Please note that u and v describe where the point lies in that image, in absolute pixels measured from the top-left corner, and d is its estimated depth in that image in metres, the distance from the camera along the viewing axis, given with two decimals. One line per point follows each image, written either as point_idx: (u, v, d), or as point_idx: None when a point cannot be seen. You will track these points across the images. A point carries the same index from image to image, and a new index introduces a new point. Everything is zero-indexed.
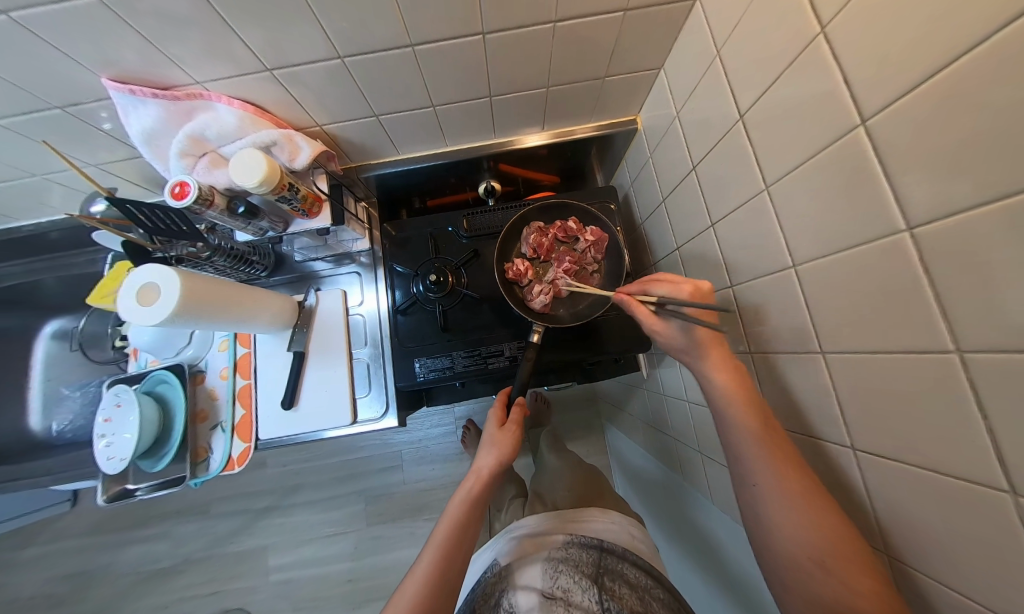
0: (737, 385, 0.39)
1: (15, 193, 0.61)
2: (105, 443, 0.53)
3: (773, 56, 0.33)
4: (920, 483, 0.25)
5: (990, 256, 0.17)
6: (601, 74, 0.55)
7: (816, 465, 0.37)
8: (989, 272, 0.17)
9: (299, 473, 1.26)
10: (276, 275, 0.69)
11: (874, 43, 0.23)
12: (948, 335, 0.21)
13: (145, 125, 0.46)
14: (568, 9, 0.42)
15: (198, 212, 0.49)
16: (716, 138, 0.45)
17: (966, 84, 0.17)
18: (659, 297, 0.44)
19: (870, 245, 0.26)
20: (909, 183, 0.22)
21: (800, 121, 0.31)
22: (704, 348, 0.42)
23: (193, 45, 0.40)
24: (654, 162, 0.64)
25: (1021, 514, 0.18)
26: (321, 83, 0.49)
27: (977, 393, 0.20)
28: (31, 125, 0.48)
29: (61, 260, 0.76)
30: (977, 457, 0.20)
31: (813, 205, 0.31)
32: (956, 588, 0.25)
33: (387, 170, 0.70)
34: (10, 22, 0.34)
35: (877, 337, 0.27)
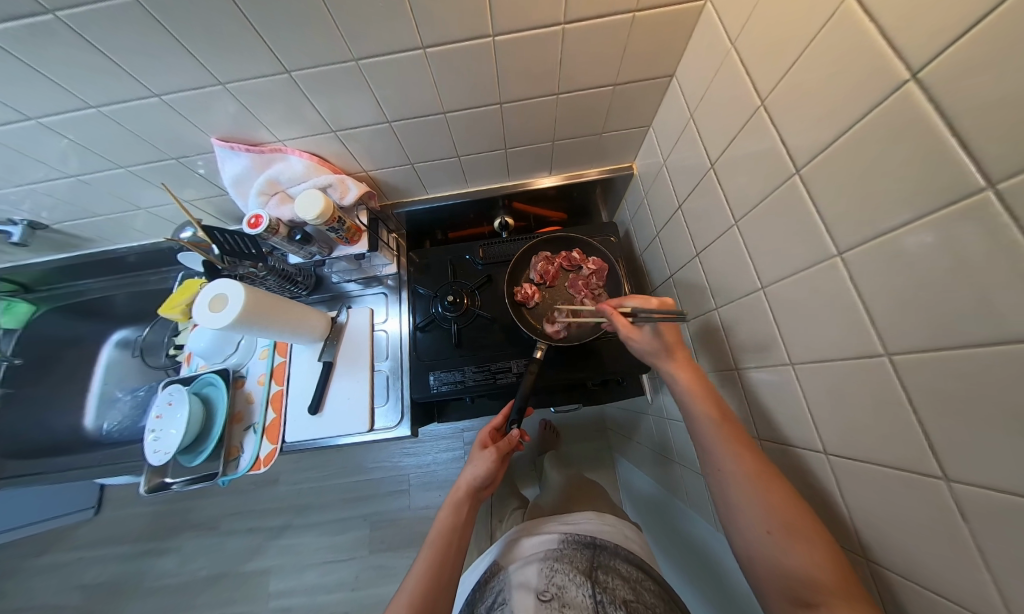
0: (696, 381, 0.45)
1: (116, 221, 0.75)
2: (154, 437, 0.60)
3: (732, 120, 0.41)
4: (879, 479, 0.28)
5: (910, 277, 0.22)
6: (597, 130, 0.65)
7: (795, 472, 0.39)
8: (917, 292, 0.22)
9: (309, 491, 1.28)
10: (315, 294, 0.78)
11: (803, 118, 0.30)
12: (880, 343, 0.26)
13: (236, 171, 0.59)
14: (568, 85, 0.53)
15: (265, 238, 0.60)
16: (695, 181, 0.52)
17: (867, 141, 0.24)
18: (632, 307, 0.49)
19: (815, 271, 0.31)
20: (838, 223, 0.28)
21: (754, 172, 0.39)
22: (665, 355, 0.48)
23: (281, 114, 0.53)
24: (648, 201, 0.72)
25: (953, 495, 0.22)
26: (369, 140, 0.61)
27: (907, 391, 0.24)
28: (150, 171, 0.63)
29: (138, 278, 0.90)
30: (916, 450, 0.24)
31: (771, 238, 0.37)
32: (919, 582, 0.26)
33: (415, 207, 0.81)
34: (161, 103, 0.49)
35: (833, 348, 0.31)
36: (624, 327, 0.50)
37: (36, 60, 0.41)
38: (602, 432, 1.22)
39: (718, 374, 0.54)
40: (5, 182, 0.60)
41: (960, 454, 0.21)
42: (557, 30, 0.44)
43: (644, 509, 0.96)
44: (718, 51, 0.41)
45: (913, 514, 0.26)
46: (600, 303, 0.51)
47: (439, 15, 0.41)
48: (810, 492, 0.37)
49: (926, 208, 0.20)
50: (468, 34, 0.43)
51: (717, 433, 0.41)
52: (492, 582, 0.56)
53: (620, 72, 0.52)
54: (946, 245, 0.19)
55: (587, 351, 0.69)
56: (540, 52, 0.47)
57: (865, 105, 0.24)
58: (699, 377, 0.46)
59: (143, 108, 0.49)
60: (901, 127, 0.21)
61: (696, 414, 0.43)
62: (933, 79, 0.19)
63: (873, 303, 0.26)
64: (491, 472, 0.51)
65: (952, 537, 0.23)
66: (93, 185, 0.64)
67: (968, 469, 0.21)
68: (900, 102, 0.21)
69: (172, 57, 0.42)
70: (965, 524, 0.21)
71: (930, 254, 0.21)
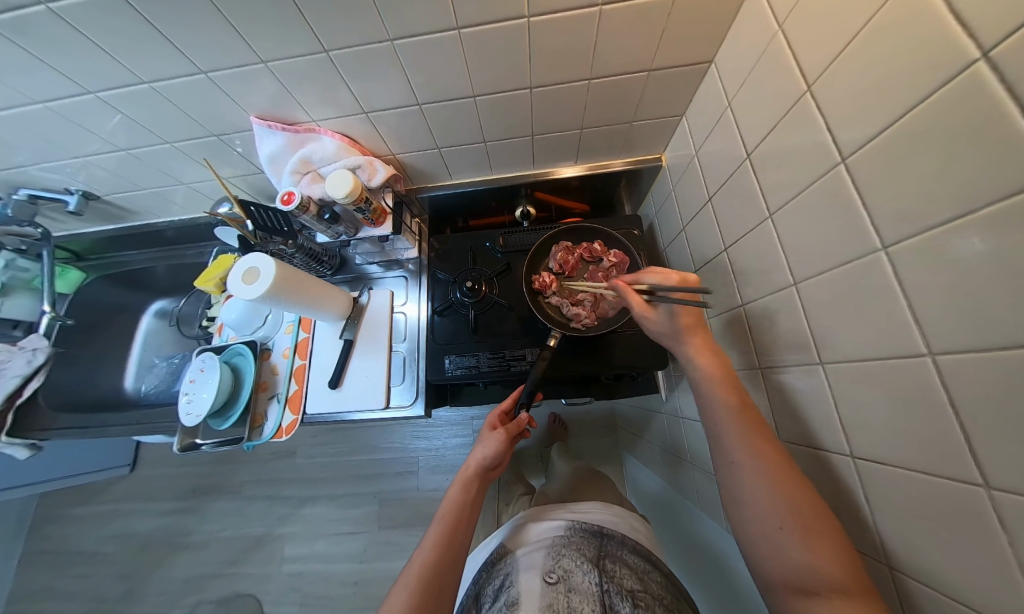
0: (719, 367, 0.44)
1: (159, 195, 0.80)
2: (188, 399, 0.64)
3: (774, 108, 0.39)
4: (910, 486, 0.27)
5: (971, 272, 0.21)
6: (627, 118, 0.63)
7: (816, 473, 0.38)
8: (967, 287, 0.21)
9: (323, 466, 1.33)
10: (339, 274, 0.80)
11: (854, 104, 0.29)
12: (922, 341, 0.25)
13: (272, 149, 0.62)
14: (601, 70, 0.53)
15: (296, 216, 0.63)
16: (728, 172, 0.51)
17: (927, 127, 0.23)
18: (651, 284, 0.48)
19: (857, 265, 0.30)
20: (885, 214, 0.27)
21: (795, 163, 0.37)
22: (682, 343, 0.47)
23: (316, 94, 0.55)
24: (676, 194, 0.70)
25: (995, 503, 0.21)
26: (398, 122, 0.61)
27: (949, 392, 0.23)
28: (193, 148, 0.66)
29: (177, 252, 0.96)
30: (955, 455, 0.23)
31: (808, 231, 0.36)
32: (947, 591, 0.26)
33: (439, 193, 0.82)
34: (206, 79, 0.51)
35: (868, 346, 0.30)
36: (638, 305, 0.48)
37: (98, 35, 0.44)
38: (611, 429, 1.22)
39: (739, 373, 0.53)
40: (63, 153, 0.65)
41: (1001, 460, 0.20)
42: (594, 12, 0.43)
43: (650, 507, 0.96)
44: (764, 35, 0.40)
45: (944, 521, 0.25)
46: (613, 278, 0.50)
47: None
48: (830, 495, 0.37)
49: (990, 197, 0.19)
50: (504, 14, 0.43)
51: (731, 413, 0.40)
52: (499, 566, 0.57)
53: (655, 56, 0.50)
54: (1005, 237, 0.18)
55: (604, 343, 0.68)
56: (575, 33, 0.46)
57: (926, 88, 0.23)
58: (721, 361, 0.44)
59: (190, 84, 0.52)
60: (965, 111, 0.20)
61: (713, 397, 0.42)
62: (1005, 58, 0.18)
63: (916, 298, 0.25)
64: (499, 453, 0.52)
65: (983, 545, 0.22)
66: (142, 159, 0.68)
67: (1013, 477, 0.20)
68: (964, 84, 0.20)
69: (218, 34, 0.44)
70: (1005, 540, 0.21)
71: (990, 245, 0.19)
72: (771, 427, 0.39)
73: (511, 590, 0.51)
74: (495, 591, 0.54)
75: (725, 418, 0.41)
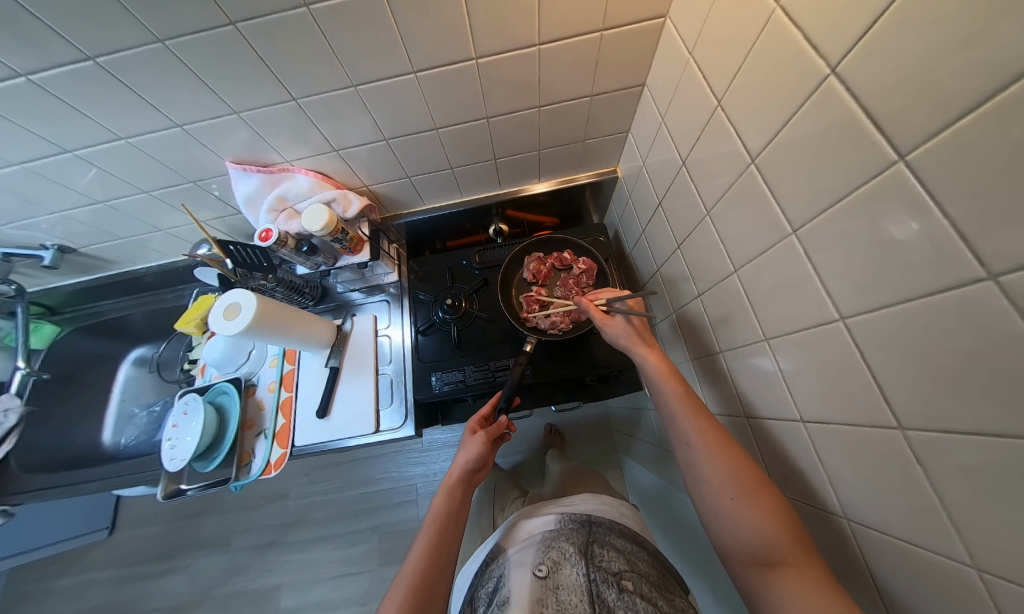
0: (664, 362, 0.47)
1: (134, 242, 0.80)
2: (171, 444, 0.62)
3: (696, 119, 0.45)
4: (846, 439, 0.30)
5: (864, 243, 0.24)
6: (581, 137, 0.69)
7: (776, 445, 0.41)
8: (863, 257, 0.25)
9: (317, 506, 1.28)
10: (321, 304, 0.81)
11: (751, 113, 0.34)
12: (833, 308, 0.28)
13: (247, 191, 0.65)
14: (548, 97, 0.58)
15: (275, 251, 0.65)
16: (671, 178, 0.55)
17: (805, 126, 0.28)
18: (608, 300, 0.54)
19: (776, 249, 0.34)
20: (788, 201, 0.31)
21: (716, 165, 0.42)
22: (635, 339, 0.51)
23: (287, 136, 0.58)
24: (633, 201, 0.75)
25: (908, 442, 0.24)
26: (368, 156, 0.65)
27: (861, 349, 0.26)
28: (171, 195, 0.68)
29: (155, 297, 0.96)
30: (873, 405, 0.26)
31: (736, 224, 0.40)
32: (892, 534, 0.27)
33: (414, 219, 0.85)
34: (181, 132, 0.55)
35: (795, 320, 0.34)
36: (600, 316, 0.53)
37: (71, 97, 0.46)
38: (607, 433, 1.22)
39: (705, 358, 0.56)
40: (40, 210, 0.67)
41: (907, 402, 0.23)
42: (534, 50, 0.49)
43: (648, 503, 0.96)
44: (680, 60, 0.46)
45: (879, 469, 0.27)
46: (577, 296, 0.55)
47: (426, 41, 0.46)
48: (788, 462, 0.39)
49: (861, 178, 0.23)
50: (454, 56, 0.48)
51: (674, 398, 0.44)
52: (493, 566, 0.56)
53: (595, 83, 0.56)
54: (879, 210, 0.22)
55: (582, 346, 0.71)
56: (521, 69, 0.52)
57: (799, 98, 0.28)
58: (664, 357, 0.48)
59: (166, 138, 0.55)
60: (832, 111, 0.25)
61: (664, 390, 0.45)
62: (846, 70, 0.23)
63: (826, 272, 0.28)
64: (482, 455, 0.53)
65: (907, 485, 0.25)
66: (119, 210, 0.70)
67: (916, 416, 0.23)
68: (827, 89, 0.25)
69: (189, 90, 0.48)
70: (922, 473, 0.23)
71: (875, 218, 0.23)
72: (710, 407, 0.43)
73: (503, 592, 0.50)
74: (490, 592, 0.53)
75: (676, 410, 0.43)
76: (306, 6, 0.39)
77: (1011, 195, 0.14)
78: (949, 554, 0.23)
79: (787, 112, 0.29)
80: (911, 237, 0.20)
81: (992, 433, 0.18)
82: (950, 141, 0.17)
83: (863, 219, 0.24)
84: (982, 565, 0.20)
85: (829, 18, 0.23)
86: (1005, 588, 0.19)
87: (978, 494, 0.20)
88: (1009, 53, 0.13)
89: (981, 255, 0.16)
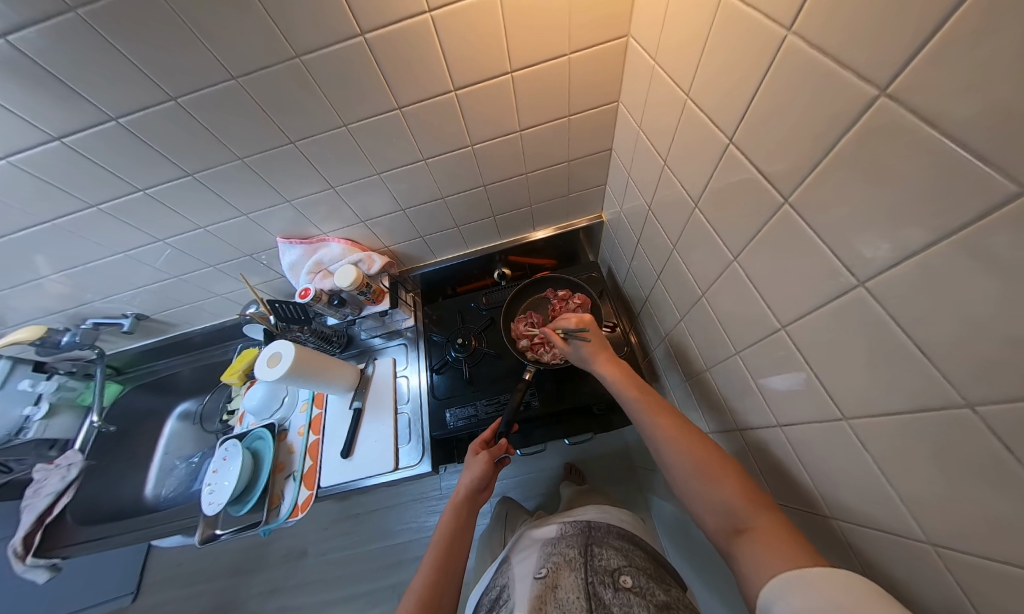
0: (619, 372, 0.56)
1: (194, 307, 0.94)
2: (210, 489, 0.67)
3: (650, 172, 0.55)
4: (813, 435, 0.34)
5: (783, 267, 0.31)
6: (565, 191, 0.80)
7: (767, 452, 0.44)
8: (785, 278, 0.32)
9: (336, 563, 1.24)
10: (347, 351, 0.90)
11: (685, 168, 0.44)
12: (779, 321, 0.34)
13: (291, 260, 0.78)
14: (533, 165, 0.70)
15: (310, 305, 0.77)
16: (642, 221, 0.64)
17: (722, 180, 0.37)
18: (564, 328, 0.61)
19: (726, 277, 0.42)
20: (726, 236, 0.39)
21: (671, 208, 0.51)
22: (595, 357, 0.59)
23: (326, 214, 0.73)
24: (617, 240, 0.84)
25: (853, 431, 0.28)
26: (389, 224, 0.79)
27: (803, 353, 0.32)
28: (232, 267, 0.83)
29: (202, 354, 1.07)
30: (822, 400, 0.31)
31: (695, 255, 0.48)
32: (868, 524, 0.30)
33: (428, 270, 0.95)
34: (246, 219, 0.70)
35: (754, 333, 0.39)
36: (560, 343, 0.61)
37: (170, 200, 0.63)
38: (628, 469, 1.17)
39: (696, 379, 0.60)
40: (127, 286, 0.82)
41: (846, 393, 0.28)
42: (517, 134, 0.63)
43: (673, 539, 0.91)
44: (633, 130, 0.57)
45: (843, 464, 0.31)
46: (542, 328, 0.63)
47: (432, 137, 0.61)
48: (780, 471, 0.42)
49: (767, 217, 0.32)
50: (453, 145, 0.63)
51: (630, 397, 0.53)
52: (498, 579, 0.58)
53: (571, 151, 0.69)
54: (788, 241, 0.30)
55: (584, 374, 0.75)
56: (507, 148, 0.66)
57: (712, 159, 0.38)
58: (619, 366, 0.57)
59: (237, 224, 0.71)
60: (738, 172, 0.34)
61: (625, 393, 0.54)
62: (739, 141, 0.33)
63: (766, 293, 0.35)
64: (485, 475, 0.56)
65: (863, 472, 0.29)
66: (187, 281, 0.85)
67: (854, 405, 0.28)
68: (732, 154, 0.34)
69: (260, 190, 0.65)
70: (868, 455, 0.28)
71: (785, 248, 0.30)
72: (665, 402, 0.51)
73: (506, 598, 0.52)
74: (494, 602, 0.54)
75: (642, 411, 0.50)
76: (344, 125, 0.56)
77: (862, 218, 0.22)
78: (910, 531, 0.26)
79: (707, 167, 0.39)
80: (811, 260, 0.28)
81: (901, 401, 0.23)
82: (813, 184, 0.25)
83: (777, 247, 0.31)
84: (930, 527, 0.24)
85: (724, 107, 0.34)
86: (958, 556, 0.22)
87: (909, 466, 0.24)
88: (840, 127, 0.21)
89: (852, 268, 0.24)
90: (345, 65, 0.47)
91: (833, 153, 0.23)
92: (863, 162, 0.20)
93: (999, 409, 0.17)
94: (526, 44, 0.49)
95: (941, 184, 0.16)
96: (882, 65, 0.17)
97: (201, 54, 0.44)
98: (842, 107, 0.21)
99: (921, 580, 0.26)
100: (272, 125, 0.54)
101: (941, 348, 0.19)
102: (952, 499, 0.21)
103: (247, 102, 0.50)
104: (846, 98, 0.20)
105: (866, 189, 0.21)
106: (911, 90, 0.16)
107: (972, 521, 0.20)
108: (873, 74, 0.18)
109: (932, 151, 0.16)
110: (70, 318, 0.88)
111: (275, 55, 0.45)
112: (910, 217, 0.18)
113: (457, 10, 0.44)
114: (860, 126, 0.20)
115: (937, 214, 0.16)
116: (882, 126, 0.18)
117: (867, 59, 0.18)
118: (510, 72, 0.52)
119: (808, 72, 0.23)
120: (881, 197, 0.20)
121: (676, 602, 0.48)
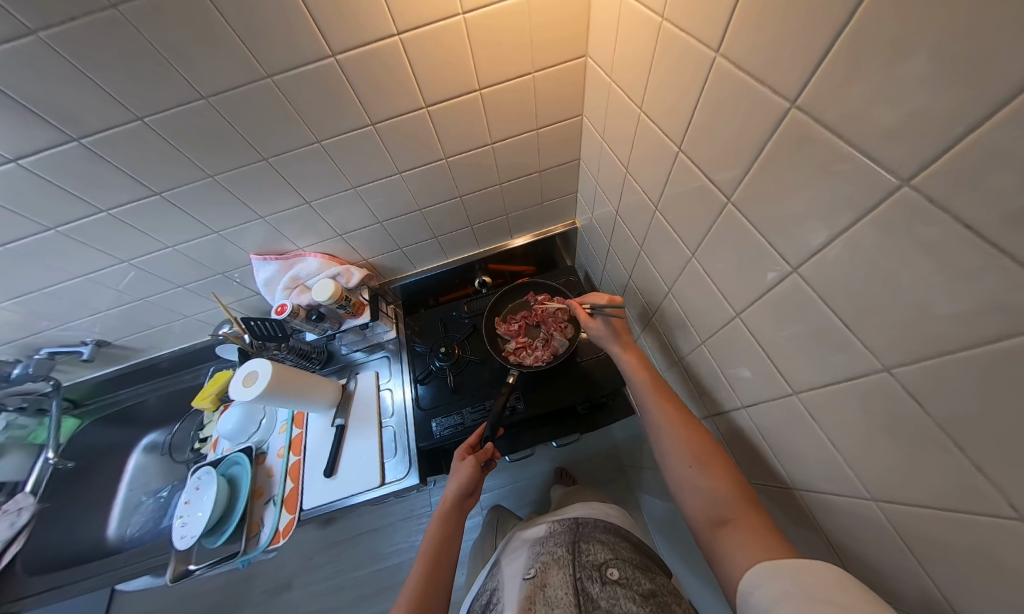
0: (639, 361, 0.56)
1: (160, 330, 0.90)
2: (181, 522, 0.64)
3: (614, 180, 0.59)
4: (772, 412, 0.37)
5: (732, 261, 0.35)
6: (539, 200, 0.83)
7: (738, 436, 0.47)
8: (735, 270, 0.35)
9: (322, 593, 1.17)
10: (328, 367, 0.88)
11: (643, 174, 0.47)
12: (734, 311, 0.37)
13: (265, 276, 0.76)
14: (506, 175, 0.73)
15: (287, 321, 0.75)
16: (611, 225, 0.68)
17: (676, 184, 0.40)
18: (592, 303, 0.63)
19: (687, 273, 0.45)
20: (684, 235, 0.42)
21: (635, 213, 0.54)
22: (617, 336, 0.60)
23: (300, 230, 0.73)
24: (590, 245, 0.87)
25: (802, 404, 0.31)
26: (367, 236, 0.79)
27: (756, 338, 0.35)
28: (204, 286, 0.80)
29: (167, 381, 1.01)
30: (776, 379, 0.34)
31: (659, 255, 0.51)
32: (824, 491, 0.33)
33: (408, 281, 0.95)
34: (217, 236, 0.69)
35: (714, 323, 0.43)
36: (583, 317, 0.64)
37: (133, 220, 0.61)
38: (617, 468, 1.18)
39: (673, 370, 0.63)
40: (84, 311, 0.78)
41: (794, 370, 0.31)
42: (489, 147, 0.65)
43: (663, 533, 0.92)
44: (597, 141, 0.61)
45: (799, 436, 0.34)
46: (569, 300, 0.66)
47: (406, 151, 0.62)
48: (756, 458, 0.44)
49: (714, 216, 0.35)
50: (427, 159, 0.65)
51: (642, 385, 0.53)
52: (488, 585, 0.58)
53: (541, 162, 0.72)
54: (733, 236, 0.33)
55: (566, 375, 0.77)
56: (480, 159, 0.68)
57: (666, 165, 0.41)
58: (642, 359, 0.56)
59: (206, 242, 0.69)
60: (687, 176, 0.37)
61: (636, 379, 0.54)
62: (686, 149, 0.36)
63: (722, 286, 0.38)
64: (472, 479, 0.56)
65: (815, 440, 0.32)
66: (152, 303, 0.81)
67: (801, 381, 0.31)
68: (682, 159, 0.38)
69: (232, 207, 0.64)
70: (817, 424, 0.31)
71: (732, 243, 0.34)
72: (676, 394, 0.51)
73: (496, 601, 0.52)
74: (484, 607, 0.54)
75: (648, 399, 0.51)
76: (318, 142, 0.57)
77: (789, 212, 0.25)
78: (857, 489, 0.29)
79: (662, 173, 0.43)
80: (753, 253, 0.31)
81: (837, 371, 0.26)
82: (748, 185, 0.29)
83: (726, 243, 0.35)
84: (873, 483, 0.27)
85: (671, 119, 0.37)
86: (897, 505, 0.25)
87: (849, 429, 0.27)
88: (764, 136, 0.25)
89: (787, 256, 0.27)
90: (317, 84, 0.49)
91: (760, 157, 0.26)
92: (784, 164, 0.24)
93: (912, 366, 0.19)
94: (491, 64, 0.52)
95: (844, 178, 0.19)
96: (794, 80, 0.20)
97: (168, 75, 0.44)
98: (763, 118, 0.24)
99: (870, 534, 0.29)
100: (244, 143, 0.54)
101: (861, 320, 0.22)
102: (886, 453, 0.24)
103: (218, 120, 0.50)
104: (765, 110, 0.24)
105: (789, 187, 0.24)
106: (814, 102, 0.19)
107: (904, 471, 0.23)
108: (785, 89, 0.21)
109: (834, 152, 0.19)
110: (21, 349, 0.82)
111: (246, 75, 0.46)
112: (825, 209, 0.21)
113: (424, 32, 0.46)
114: (778, 134, 0.23)
115: (847, 203, 0.20)
116: (795, 131, 0.21)
117: (781, 75, 0.21)
118: (478, 88, 0.55)
119: (734, 89, 0.26)
120: (801, 193, 0.23)
121: (662, 589, 0.49)
